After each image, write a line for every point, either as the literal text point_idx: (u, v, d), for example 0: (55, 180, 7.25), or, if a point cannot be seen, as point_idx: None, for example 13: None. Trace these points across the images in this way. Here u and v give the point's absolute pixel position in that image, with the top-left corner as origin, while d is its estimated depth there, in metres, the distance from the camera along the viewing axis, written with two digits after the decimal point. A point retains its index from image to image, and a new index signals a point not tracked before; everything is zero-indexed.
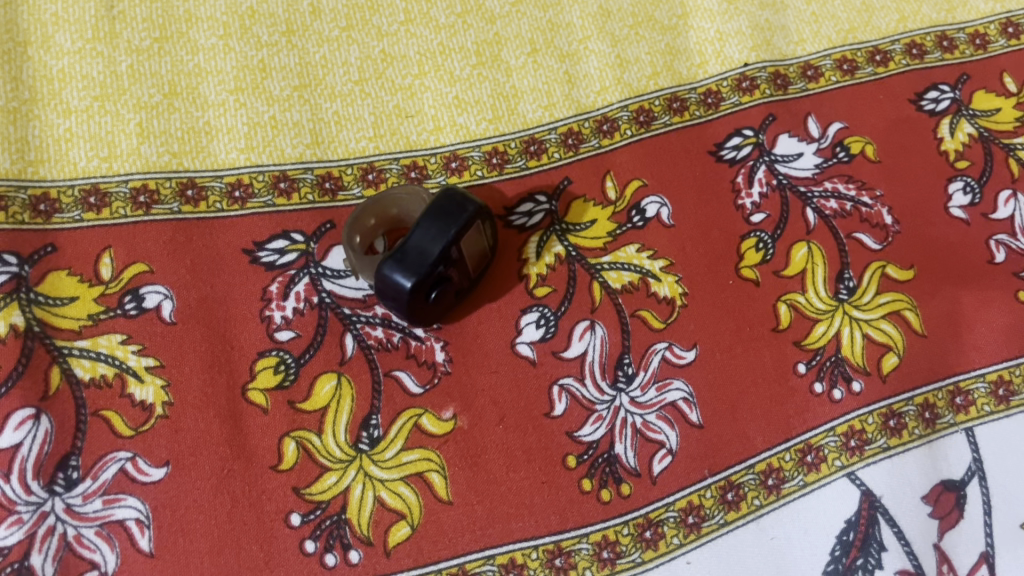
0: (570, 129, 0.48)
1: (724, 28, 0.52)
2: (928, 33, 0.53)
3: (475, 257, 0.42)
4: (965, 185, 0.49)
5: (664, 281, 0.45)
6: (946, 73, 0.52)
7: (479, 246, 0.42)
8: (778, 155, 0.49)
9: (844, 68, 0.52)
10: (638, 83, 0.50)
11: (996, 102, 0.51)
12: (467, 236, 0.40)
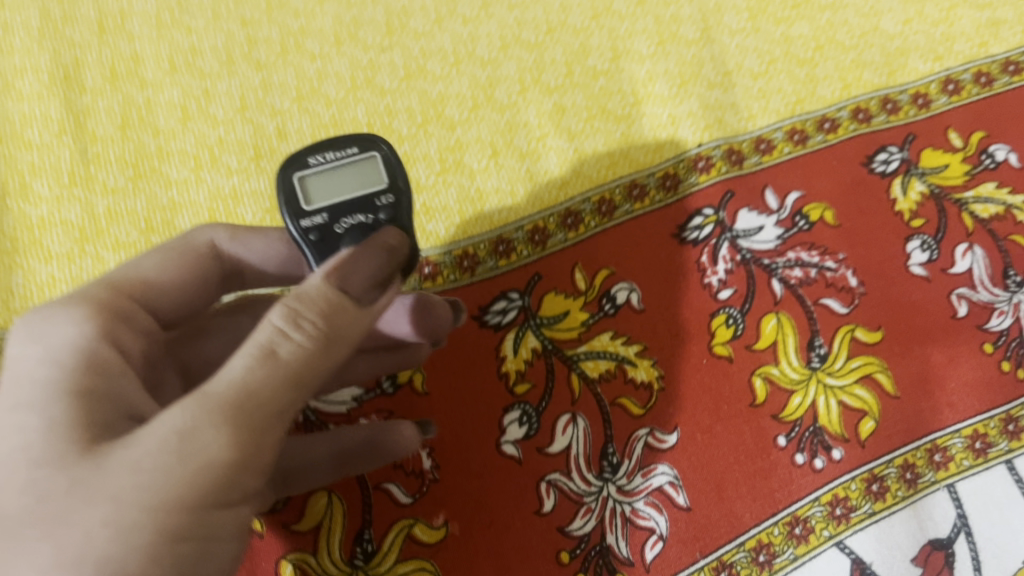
0: (535, 225, 0.50)
1: (676, 111, 0.54)
2: (872, 97, 0.55)
3: (370, 185, 0.36)
4: (923, 243, 0.50)
5: (640, 366, 0.46)
6: (892, 135, 0.54)
7: (361, 188, 0.36)
8: (739, 230, 0.50)
9: (795, 138, 0.53)
10: (597, 174, 0.52)
11: (944, 159, 0.53)
12: (319, 183, 0.36)
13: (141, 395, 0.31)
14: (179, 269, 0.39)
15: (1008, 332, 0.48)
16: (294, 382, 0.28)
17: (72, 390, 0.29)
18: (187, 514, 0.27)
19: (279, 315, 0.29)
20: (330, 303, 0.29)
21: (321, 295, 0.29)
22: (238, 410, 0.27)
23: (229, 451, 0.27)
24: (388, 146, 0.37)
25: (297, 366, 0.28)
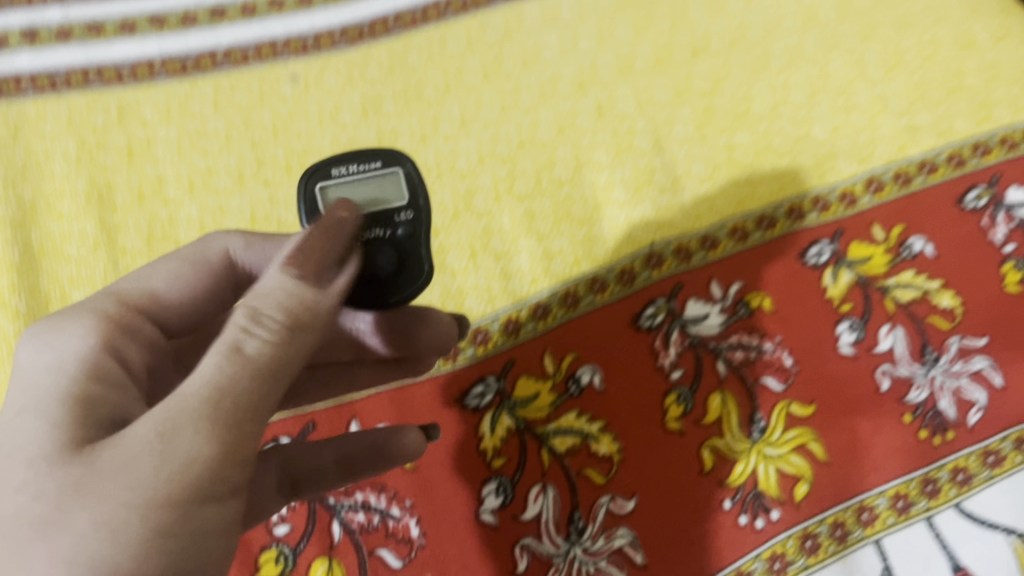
0: (509, 317, 0.57)
1: (632, 214, 0.61)
2: (805, 197, 0.62)
3: (389, 199, 0.44)
4: (850, 325, 0.57)
5: (602, 440, 0.53)
6: (823, 230, 0.61)
7: (382, 203, 0.44)
8: (688, 318, 0.57)
9: (737, 235, 0.61)
10: (563, 271, 0.59)
11: (869, 251, 0.60)
12: (346, 194, 0.44)
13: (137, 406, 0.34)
14: (192, 276, 0.44)
15: (924, 403, 0.54)
16: (265, 373, 0.31)
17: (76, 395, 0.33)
18: (177, 508, 0.28)
19: (241, 315, 0.32)
20: (287, 291, 0.33)
21: (278, 287, 0.33)
22: (216, 408, 0.29)
23: (211, 447, 0.29)
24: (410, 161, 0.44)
25: (267, 359, 0.31)
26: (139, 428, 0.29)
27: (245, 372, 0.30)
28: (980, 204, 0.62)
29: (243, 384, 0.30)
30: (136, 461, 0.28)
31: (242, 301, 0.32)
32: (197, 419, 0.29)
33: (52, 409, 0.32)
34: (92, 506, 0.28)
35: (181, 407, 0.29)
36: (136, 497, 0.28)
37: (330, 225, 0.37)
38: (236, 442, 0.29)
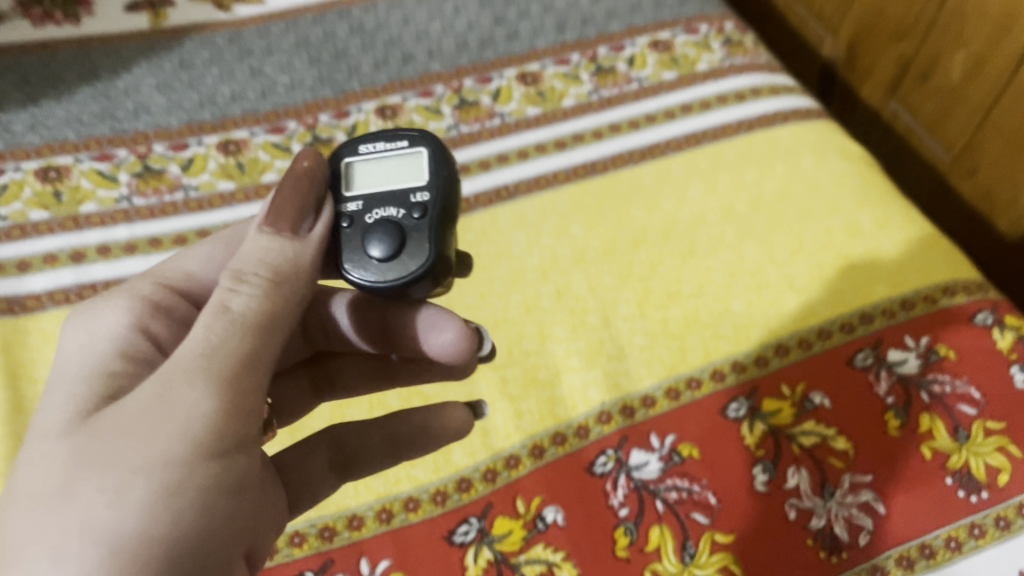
0: (487, 467, 0.71)
1: (586, 378, 0.76)
2: (725, 361, 0.77)
3: (408, 184, 0.55)
4: (764, 467, 0.71)
5: (564, 567, 0.66)
6: (741, 388, 0.76)
7: (406, 180, 0.55)
8: (632, 465, 0.71)
9: (671, 394, 0.75)
10: (531, 427, 0.73)
11: (778, 404, 0.74)
12: (372, 181, 0.55)
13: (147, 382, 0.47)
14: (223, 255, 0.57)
15: (823, 529, 0.67)
16: (249, 320, 0.44)
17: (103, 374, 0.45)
18: (180, 451, 0.40)
19: (225, 279, 0.45)
20: (263, 247, 0.46)
21: (250, 270, 0.45)
22: (205, 365, 0.42)
23: (203, 395, 0.41)
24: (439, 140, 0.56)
25: (247, 308, 0.44)
26: (153, 388, 0.41)
27: (229, 321, 0.43)
28: (867, 363, 0.77)
29: (228, 333, 0.43)
30: (146, 431, 0.40)
31: (229, 265, 0.46)
32: (195, 365, 0.42)
33: (90, 384, 0.44)
34: (106, 474, 0.39)
35: (183, 359, 0.42)
36: (143, 457, 0.39)
37: (299, 179, 0.50)
38: (231, 384, 0.42)
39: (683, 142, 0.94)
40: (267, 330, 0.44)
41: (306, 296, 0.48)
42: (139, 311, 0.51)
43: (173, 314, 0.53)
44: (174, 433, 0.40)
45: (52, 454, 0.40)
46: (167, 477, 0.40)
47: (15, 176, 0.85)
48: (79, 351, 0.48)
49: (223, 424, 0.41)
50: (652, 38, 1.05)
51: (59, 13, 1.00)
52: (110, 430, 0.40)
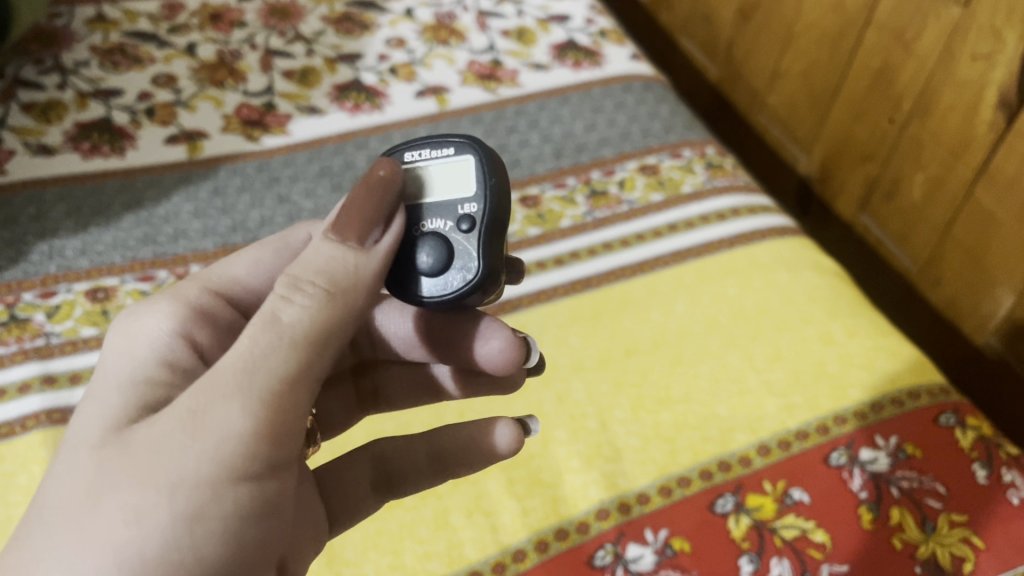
0: (496, 560, 0.77)
1: (586, 478, 0.83)
2: (713, 461, 0.84)
3: (457, 195, 0.59)
4: (749, 558, 0.77)
5: None
6: (727, 485, 0.83)
7: (452, 190, 0.60)
8: (629, 558, 0.77)
9: (664, 491, 0.82)
10: (537, 523, 0.80)
11: (761, 500, 0.81)
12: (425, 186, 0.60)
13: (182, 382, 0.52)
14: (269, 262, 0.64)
15: None
16: (296, 336, 0.46)
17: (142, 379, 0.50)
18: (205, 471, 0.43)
19: (282, 287, 0.48)
20: (324, 258, 0.49)
21: (297, 283, 0.47)
22: (241, 384, 0.44)
23: (232, 414, 0.44)
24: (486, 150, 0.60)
25: (296, 324, 0.46)
26: (187, 406, 0.45)
27: (276, 336, 0.46)
28: (841, 461, 0.84)
29: (273, 349, 0.45)
30: (173, 453, 0.43)
31: (287, 271, 0.49)
32: (237, 383, 0.45)
33: (129, 391, 0.49)
34: (127, 492, 0.43)
35: (226, 375, 0.45)
36: (164, 475, 0.43)
37: (372, 186, 0.53)
38: (267, 409, 0.45)
39: (670, 258, 1.04)
40: (313, 349, 0.47)
41: (363, 308, 0.50)
42: (183, 320, 0.56)
43: (217, 319, 0.59)
44: (204, 454, 0.44)
45: (83, 467, 0.45)
46: (190, 497, 0.43)
47: (68, 297, 0.94)
48: (124, 354, 0.53)
49: (251, 448, 0.45)
50: (640, 163, 1.16)
51: (105, 148, 1.12)
52: (144, 446, 0.44)
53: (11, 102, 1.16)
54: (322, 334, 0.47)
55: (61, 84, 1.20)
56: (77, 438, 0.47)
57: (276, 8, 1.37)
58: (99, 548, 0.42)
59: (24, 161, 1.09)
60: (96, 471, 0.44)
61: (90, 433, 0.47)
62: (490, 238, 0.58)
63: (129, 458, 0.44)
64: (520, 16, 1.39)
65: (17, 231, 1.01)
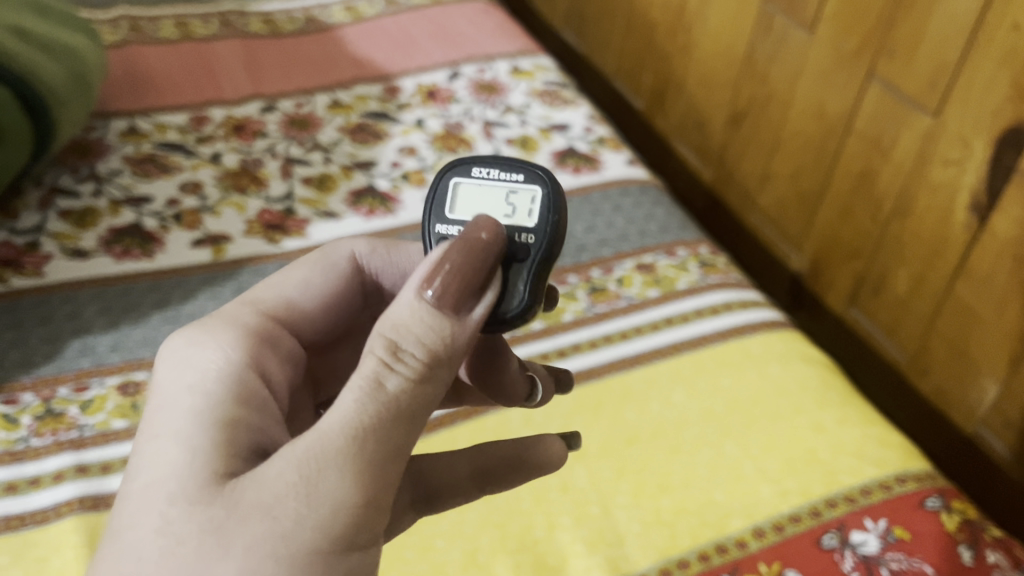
0: None
1: (590, 562, 0.87)
2: (710, 544, 0.88)
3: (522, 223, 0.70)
4: None
5: None
6: (723, 567, 0.86)
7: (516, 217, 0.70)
8: None
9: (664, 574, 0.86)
10: None
11: None
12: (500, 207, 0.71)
13: (250, 413, 0.56)
14: (319, 282, 0.73)
15: None
16: (400, 404, 0.51)
17: (217, 419, 0.54)
18: (320, 543, 0.47)
19: (383, 351, 0.52)
20: (421, 318, 0.53)
21: (399, 346, 0.52)
22: (352, 457, 0.48)
23: (346, 486, 0.48)
24: (558, 186, 0.71)
25: (400, 392, 0.51)
26: (300, 478, 0.48)
27: (381, 404, 0.50)
28: (833, 543, 0.88)
29: (382, 420, 0.50)
30: (291, 525, 0.47)
31: (384, 335, 0.53)
32: (347, 455, 0.48)
33: (212, 437, 0.53)
34: (244, 564, 0.46)
35: (336, 448, 0.48)
36: (283, 547, 0.46)
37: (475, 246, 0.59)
38: (374, 479, 0.49)
39: (667, 351, 1.10)
40: (411, 417, 0.51)
41: (453, 370, 0.54)
42: (239, 348, 0.60)
43: (278, 341, 0.67)
44: (320, 527, 0.47)
45: (187, 529, 0.48)
46: (308, 570, 0.47)
47: (100, 391, 1.00)
48: (194, 389, 0.56)
49: (360, 520, 0.49)
50: (637, 261, 1.23)
51: (136, 251, 1.20)
52: (251, 522, 0.47)
53: (50, 208, 1.25)
54: (423, 399, 0.52)
55: (96, 192, 1.29)
56: (172, 494, 0.50)
57: (296, 119, 1.48)
58: None
59: (60, 263, 1.16)
60: (200, 542, 0.47)
61: (184, 495, 0.49)
62: (541, 268, 0.68)
63: (241, 531, 0.47)
64: (524, 125, 1.49)
65: (52, 329, 1.07)
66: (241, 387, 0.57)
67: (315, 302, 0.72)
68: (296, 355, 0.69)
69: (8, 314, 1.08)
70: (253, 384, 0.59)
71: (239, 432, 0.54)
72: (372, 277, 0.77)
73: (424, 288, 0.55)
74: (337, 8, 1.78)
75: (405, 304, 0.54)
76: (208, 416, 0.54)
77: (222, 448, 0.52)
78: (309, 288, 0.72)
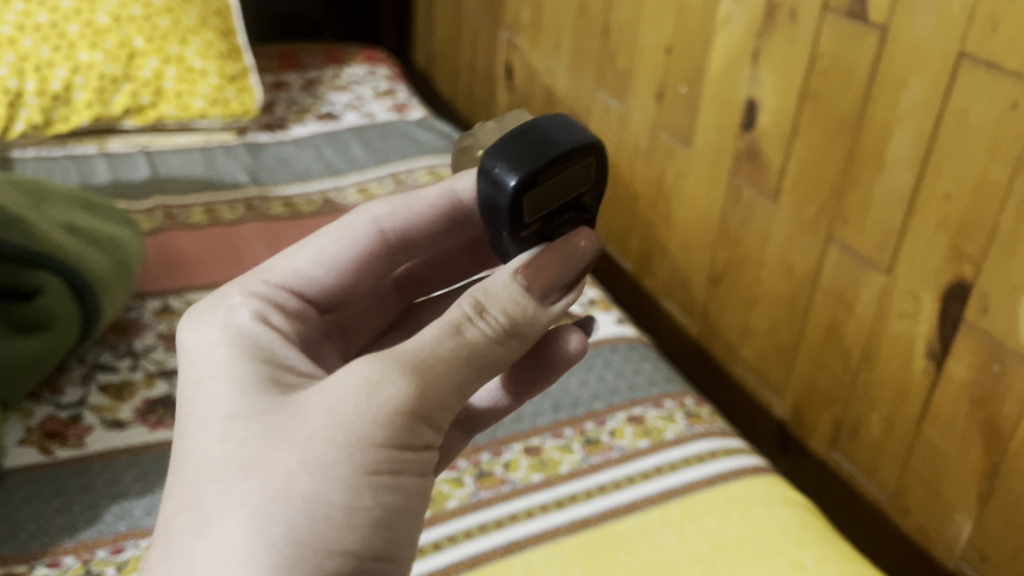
0: None
1: None
2: None
3: (581, 185, 0.89)
4: None
5: None
6: None
7: (580, 187, 0.89)
8: None
9: None
10: None
11: None
12: (542, 185, 0.84)
13: (267, 349, 0.78)
14: (332, 247, 0.92)
15: None
16: (473, 347, 0.71)
17: (255, 363, 0.75)
18: (374, 434, 0.65)
19: (471, 309, 0.73)
20: (508, 288, 0.76)
21: (493, 304, 0.74)
22: (410, 374, 0.68)
23: (397, 392, 0.66)
24: (595, 145, 0.87)
25: (476, 339, 0.72)
26: (355, 391, 0.67)
27: (454, 343, 0.71)
28: None
29: (448, 351, 0.70)
30: (348, 421, 0.65)
31: (468, 301, 0.74)
32: (405, 369, 0.68)
33: (269, 378, 0.74)
34: (306, 451, 0.64)
35: (396, 369, 0.68)
36: (342, 436, 0.65)
37: (577, 248, 0.84)
38: (425, 391, 0.68)
39: (657, 497, 1.18)
40: (475, 358, 0.71)
41: (534, 336, 0.76)
42: (253, 302, 0.84)
43: (280, 302, 0.88)
44: (374, 420, 0.65)
45: (260, 434, 0.67)
46: (365, 454, 0.65)
47: (135, 552, 1.09)
48: (246, 345, 0.78)
49: (410, 419, 0.67)
50: (628, 414, 1.34)
51: (168, 420, 1.31)
52: (316, 415, 0.66)
53: (91, 383, 1.37)
54: (501, 347, 0.73)
55: (133, 366, 1.41)
56: (247, 413, 0.69)
57: None
58: (286, 488, 0.63)
59: (100, 434, 1.27)
60: (277, 429, 0.66)
61: (259, 414, 0.69)
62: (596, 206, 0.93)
63: (310, 422, 0.66)
64: None
65: (93, 495, 1.17)
66: (258, 337, 0.79)
67: (322, 272, 0.92)
68: (303, 316, 0.90)
69: (52, 482, 1.18)
70: (263, 333, 0.80)
71: (273, 368, 0.75)
72: (390, 233, 0.95)
73: (516, 275, 0.77)
74: (351, 190, 1.97)
75: (500, 285, 0.76)
76: (244, 357, 0.76)
77: (275, 385, 0.73)
78: (316, 251, 0.92)
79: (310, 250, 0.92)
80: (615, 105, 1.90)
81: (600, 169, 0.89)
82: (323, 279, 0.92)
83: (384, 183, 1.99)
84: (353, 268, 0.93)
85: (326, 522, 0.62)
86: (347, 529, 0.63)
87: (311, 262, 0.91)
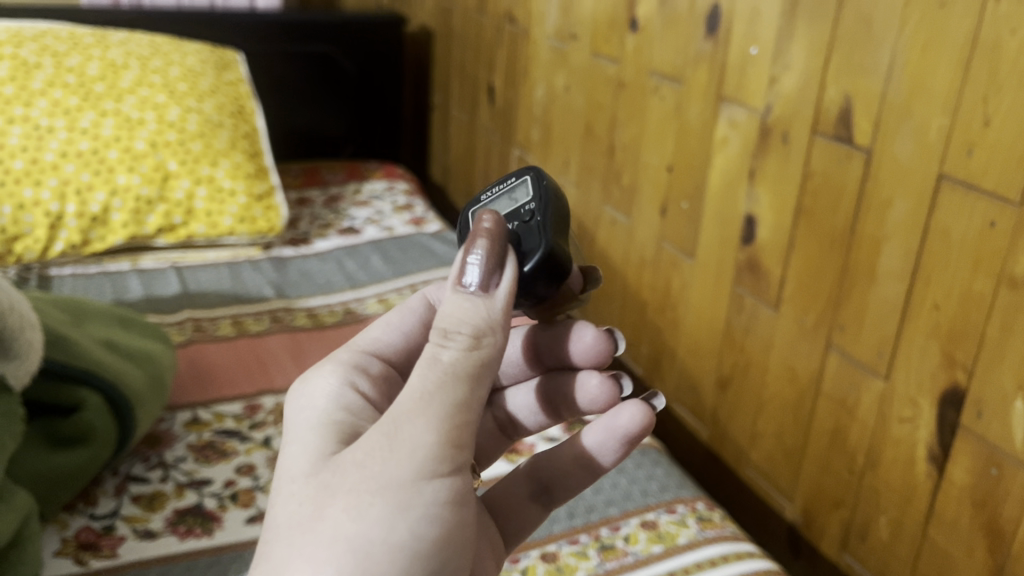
0: None
1: None
2: None
3: (520, 200, 0.95)
4: None
5: None
6: None
7: (519, 200, 0.95)
8: None
9: None
10: None
11: None
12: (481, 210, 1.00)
13: (348, 407, 0.86)
14: (401, 319, 1.00)
15: None
16: (459, 367, 0.75)
17: (329, 421, 0.84)
18: (404, 476, 0.72)
19: (438, 337, 0.76)
20: (462, 305, 0.77)
21: (452, 320, 0.76)
22: (423, 412, 0.73)
23: (418, 435, 0.73)
24: (530, 171, 0.97)
25: (454, 361, 0.75)
26: (382, 439, 0.73)
27: (440, 372, 0.74)
28: None
29: (442, 382, 0.74)
30: (381, 469, 0.72)
31: (437, 325, 0.77)
32: (414, 410, 0.73)
33: (326, 433, 0.82)
34: (348, 502, 0.72)
35: (408, 409, 0.73)
36: (377, 484, 0.72)
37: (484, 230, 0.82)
38: (445, 425, 0.73)
39: None
40: (469, 377, 0.75)
41: (501, 336, 0.77)
42: (343, 373, 0.92)
43: (368, 368, 0.95)
44: (402, 463, 0.72)
45: (313, 490, 0.75)
46: (400, 495, 0.72)
47: None
48: (314, 404, 0.86)
49: (436, 454, 0.73)
50: (641, 518, 1.38)
51: (197, 529, 1.36)
52: (355, 467, 0.74)
53: (123, 494, 1.42)
54: (472, 358, 0.75)
55: (164, 477, 1.47)
56: (303, 471, 0.77)
57: None
58: (336, 537, 0.71)
59: (132, 544, 1.33)
60: (325, 485, 0.74)
61: (311, 471, 0.77)
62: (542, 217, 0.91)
63: (349, 477, 0.73)
64: None
65: None
66: (340, 398, 0.87)
67: (400, 340, 0.99)
68: (389, 379, 0.96)
69: None
70: (349, 395, 0.88)
71: (346, 424, 0.84)
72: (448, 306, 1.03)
73: (460, 285, 0.78)
74: (371, 301, 2.06)
75: (449, 298, 0.78)
76: (323, 416, 0.84)
77: (337, 439, 0.81)
78: (392, 324, 1.00)
79: (385, 323, 1.00)
80: (621, 219, 2.00)
81: (541, 185, 0.95)
82: (398, 343, 0.99)
83: (403, 294, 2.08)
84: (421, 337, 1.01)
85: (371, 557, 0.70)
86: (392, 562, 0.71)
87: (390, 332, 0.99)
